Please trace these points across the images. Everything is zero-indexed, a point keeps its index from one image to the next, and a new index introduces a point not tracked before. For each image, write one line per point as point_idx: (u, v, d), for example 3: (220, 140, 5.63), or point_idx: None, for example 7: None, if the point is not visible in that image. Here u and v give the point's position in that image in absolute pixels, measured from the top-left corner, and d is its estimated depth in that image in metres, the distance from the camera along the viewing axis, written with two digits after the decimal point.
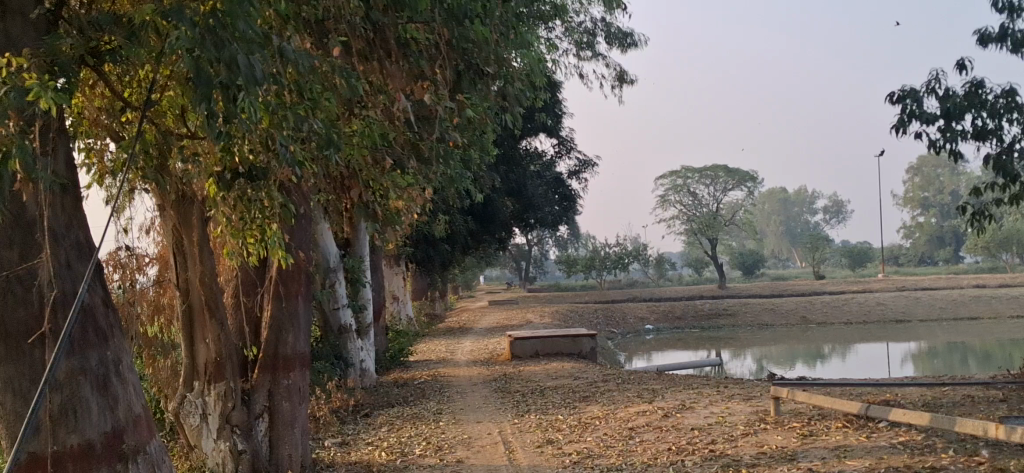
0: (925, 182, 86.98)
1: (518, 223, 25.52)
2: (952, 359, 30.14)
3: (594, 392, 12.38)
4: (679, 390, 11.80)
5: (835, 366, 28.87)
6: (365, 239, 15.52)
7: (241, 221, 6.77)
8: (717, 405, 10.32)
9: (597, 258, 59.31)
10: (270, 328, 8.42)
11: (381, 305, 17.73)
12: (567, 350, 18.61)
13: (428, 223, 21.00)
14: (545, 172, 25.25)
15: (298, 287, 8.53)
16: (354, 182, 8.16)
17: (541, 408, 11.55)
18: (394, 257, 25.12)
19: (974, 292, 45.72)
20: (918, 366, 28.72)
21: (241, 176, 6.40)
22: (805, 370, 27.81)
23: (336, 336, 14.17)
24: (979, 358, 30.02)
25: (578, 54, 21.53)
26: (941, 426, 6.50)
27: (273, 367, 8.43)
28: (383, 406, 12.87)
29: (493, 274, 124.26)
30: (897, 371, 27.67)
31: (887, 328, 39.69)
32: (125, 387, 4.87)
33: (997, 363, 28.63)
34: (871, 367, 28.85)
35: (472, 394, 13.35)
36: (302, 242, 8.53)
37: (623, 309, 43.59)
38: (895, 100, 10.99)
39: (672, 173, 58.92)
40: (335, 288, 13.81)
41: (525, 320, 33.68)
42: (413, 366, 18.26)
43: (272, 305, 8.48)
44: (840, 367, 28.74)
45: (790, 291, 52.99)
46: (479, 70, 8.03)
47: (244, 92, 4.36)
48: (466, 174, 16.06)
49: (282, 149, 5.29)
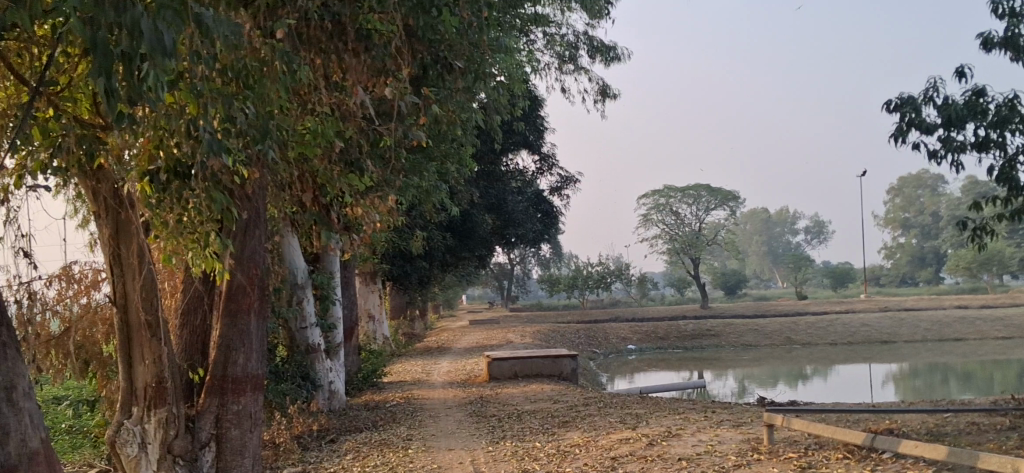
0: (906, 203, 88.34)
1: (498, 241, 24.86)
2: (935, 380, 29.56)
3: (574, 417, 11.67)
4: (665, 415, 11.10)
5: (817, 387, 28.21)
6: (334, 258, 14.66)
7: (177, 225, 6.02)
8: (706, 432, 9.63)
9: (579, 276, 58.70)
10: (219, 348, 7.59)
11: (353, 323, 16.98)
12: (547, 371, 17.87)
13: (405, 239, 20.31)
14: (526, 189, 24.60)
15: (250, 301, 7.69)
16: (309, 185, 7.62)
17: (517, 435, 10.81)
18: (369, 275, 24.40)
19: (959, 312, 45.23)
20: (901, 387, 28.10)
21: (177, 176, 5.81)
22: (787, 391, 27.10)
23: (303, 356, 13.36)
24: (963, 379, 29.47)
25: (560, 68, 21.02)
26: (959, 460, 5.82)
27: (222, 390, 7.60)
28: (350, 431, 12.12)
29: (475, 294, 123.43)
30: (881, 393, 26.99)
31: (872, 348, 39.13)
32: (20, 418, 4.27)
33: (980, 384, 28.02)
34: (854, 388, 28.19)
35: (446, 419, 12.62)
36: (257, 252, 7.72)
37: (606, 329, 42.90)
38: (892, 108, 10.38)
39: (655, 192, 58.47)
40: (302, 306, 13.21)
41: (506, 340, 32.93)
42: (386, 387, 17.52)
43: (222, 322, 7.66)
44: (823, 388, 28.04)
45: (774, 311, 52.49)
46: (448, 63, 7.57)
47: (147, 63, 3.97)
48: (442, 188, 15.43)
49: (207, 137, 4.95)
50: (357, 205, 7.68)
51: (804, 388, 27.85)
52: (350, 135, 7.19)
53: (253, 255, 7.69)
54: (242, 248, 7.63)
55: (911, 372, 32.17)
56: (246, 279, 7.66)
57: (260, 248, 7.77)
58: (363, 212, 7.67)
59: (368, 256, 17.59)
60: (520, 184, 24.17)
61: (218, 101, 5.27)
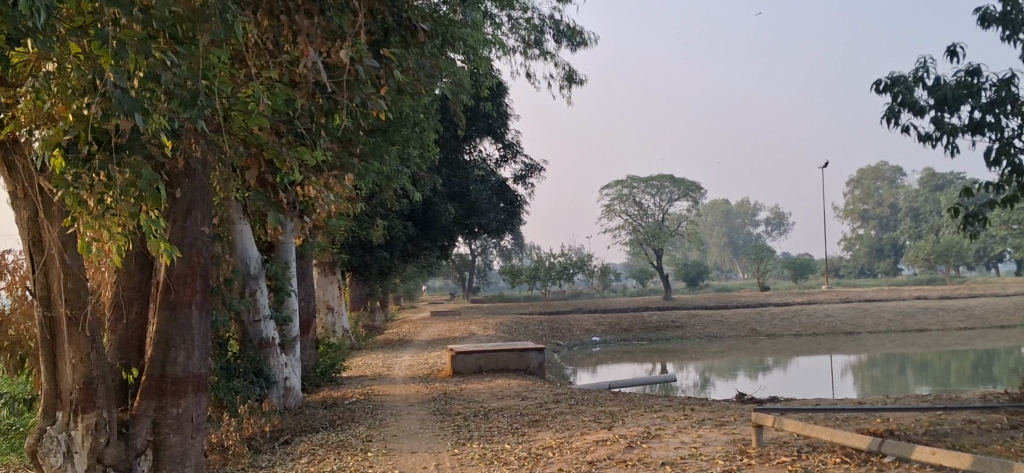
0: (864, 195, 89.67)
1: (461, 231, 24.12)
2: (893, 370, 29.39)
3: (545, 415, 11.01)
4: (641, 414, 10.46)
5: (778, 378, 27.86)
6: (290, 244, 13.81)
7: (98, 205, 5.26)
8: (687, 432, 8.99)
9: (541, 267, 58.07)
10: (156, 345, 6.81)
11: (310, 315, 16.17)
12: (513, 366, 17.20)
13: (364, 227, 19.50)
14: (490, 178, 23.88)
15: (191, 292, 6.90)
16: (255, 161, 6.82)
17: (485, 435, 10.12)
18: (327, 265, 23.58)
19: (921, 304, 45.25)
20: (861, 377, 27.84)
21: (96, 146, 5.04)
22: (750, 382, 26.72)
23: (255, 352, 12.63)
24: (923, 368, 29.31)
25: (525, 53, 20.33)
26: (986, 471, 5.19)
27: (160, 392, 6.81)
28: (305, 431, 11.34)
29: (437, 284, 122.37)
30: (844, 383, 26.65)
31: (835, 339, 38.97)
32: None
33: (943, 374, 27.79)
34: (816, 379, 27.86)
35: (409, 417, 11.89)
36: (199, 239, 6.98)
37: (570, 320, 42.36)
38: (883, 88, 9.76)
39: (618, 183, 58.05)
40: (256, 297, 12.42)
41: (467, 332, 32.23)
42: (345, 382, 16.75)
43: (159, 316, 6.86)
44: (782, 378, 27.70)
45: (736, 302, 52.30)
46: (411, 26, 6.82)
47: None
48: (405, 173, 14.69)
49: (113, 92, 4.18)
50: (309, 184, 6.97)
51: (764, 379, 27.48)
52: (300, 105, 6.46)
53: (194, 242, 6.95)
54: (181, 234, 6.87)
55: (871, 361, 32.01)
56: (187, 268, 6.89)
57: (203, 234, 7.03)
58: (317, 193, 6.96)
59: (326, 245, 16.79)
60: (484, 172, 23.43)
61: (135, 53, 4.52)
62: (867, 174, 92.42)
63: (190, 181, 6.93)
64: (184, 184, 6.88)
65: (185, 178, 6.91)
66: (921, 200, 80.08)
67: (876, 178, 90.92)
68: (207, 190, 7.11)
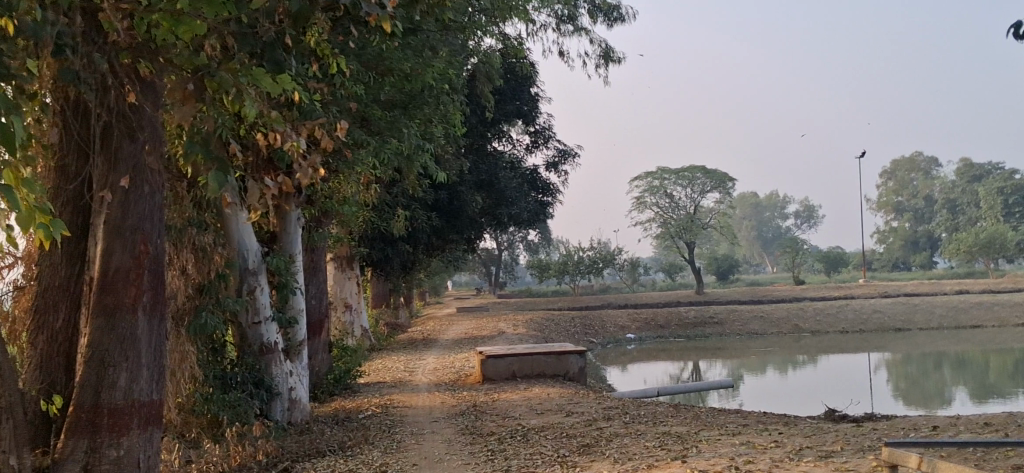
0: (899, 187, 87.41)
1: (489, 223, 22.18)
2: (930, 366, 27.39)
3: (597, 438, 9.06)
4: (717, 439, 8.51)
5: (810, 374, 25.91)
6: (296, 231, 11.74)
7: None
8: (787, 468, 6.98)
9: (570, 261, 56.00)
10: (90, 363, 5.27)
11: (320, 316, 14.29)
12: (550, 371, 15.28)
13: (385, 219, 17.65)
14: (518, 165, 21.96)
15: (135, 293, 5.37)
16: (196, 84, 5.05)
17: (525, 465, 8.19)
18: (345, 257, 21.74)
19: (974, 298, 42.82)
20: (897, 374, 25.80)
21: None
22: (785, 380, 24.63)
23: (256, 359, 10.73)
24: (964, 364, 27.31)
25: (560, 29, 18.44)
26: None
27: (93, 429, 5.26)
28: (309, 456, 9.49)
29: (463, 279, 120.95)
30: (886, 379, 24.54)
31: (884, 336, 36.70)
32: None
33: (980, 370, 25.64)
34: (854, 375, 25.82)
35: (432, 439, 9.96)
36: (147, 221, 5.49)
37: (602, 316, 40.37)
38: None
39: (648, 174, 56.04)
40: (255, 296, 10.59)
41: (497, 330, 30.28)
42: (362, 390, 14.90)
43: (92, 325, 5.32)
44: (821, 376, 25.63)
45: (772, 297, 50.05)
46: None
47: None
48: (427, 154, 12.77)
49: None
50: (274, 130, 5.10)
51: (799, 376, 25.50)
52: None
53: (139, 224, 5.45)
54: (122, 212, 5.40)
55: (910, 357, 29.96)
56: (130, 259, 5.38)
57: (151, 215, 5.52)
58: (281, 135, 5.17)
59: (343, 237, 14.89)
60: (513, 160, 21.58)
61: None
62: (902, 166, 89.82)
63: (132, 139, 5.43)
64: (124, 141, 5.41)
65: (124, 136, 5.41)
66: (959, 191, 77.60)
67: (911, 169, 88.60)
68: (158, 149, 5.60)
